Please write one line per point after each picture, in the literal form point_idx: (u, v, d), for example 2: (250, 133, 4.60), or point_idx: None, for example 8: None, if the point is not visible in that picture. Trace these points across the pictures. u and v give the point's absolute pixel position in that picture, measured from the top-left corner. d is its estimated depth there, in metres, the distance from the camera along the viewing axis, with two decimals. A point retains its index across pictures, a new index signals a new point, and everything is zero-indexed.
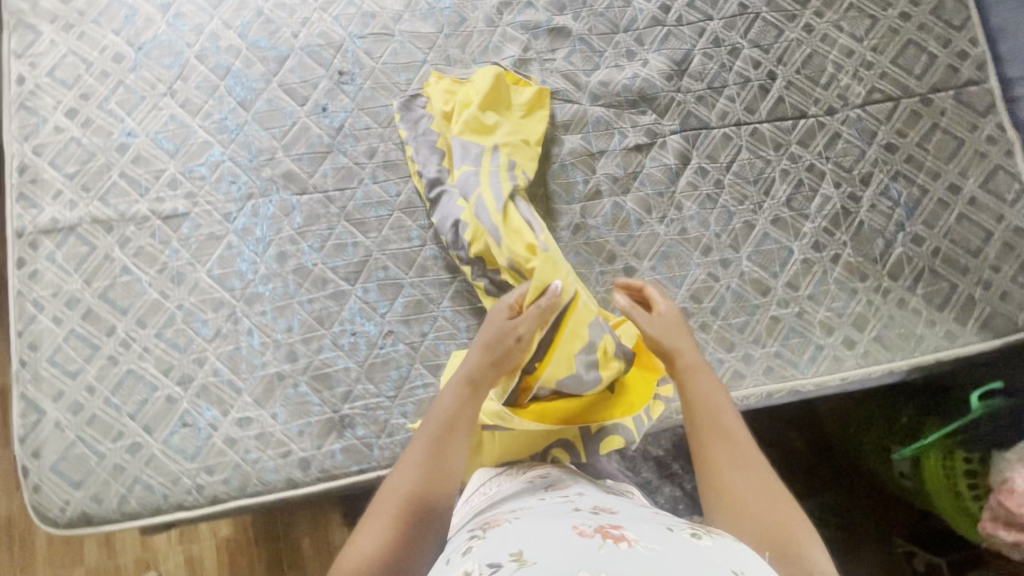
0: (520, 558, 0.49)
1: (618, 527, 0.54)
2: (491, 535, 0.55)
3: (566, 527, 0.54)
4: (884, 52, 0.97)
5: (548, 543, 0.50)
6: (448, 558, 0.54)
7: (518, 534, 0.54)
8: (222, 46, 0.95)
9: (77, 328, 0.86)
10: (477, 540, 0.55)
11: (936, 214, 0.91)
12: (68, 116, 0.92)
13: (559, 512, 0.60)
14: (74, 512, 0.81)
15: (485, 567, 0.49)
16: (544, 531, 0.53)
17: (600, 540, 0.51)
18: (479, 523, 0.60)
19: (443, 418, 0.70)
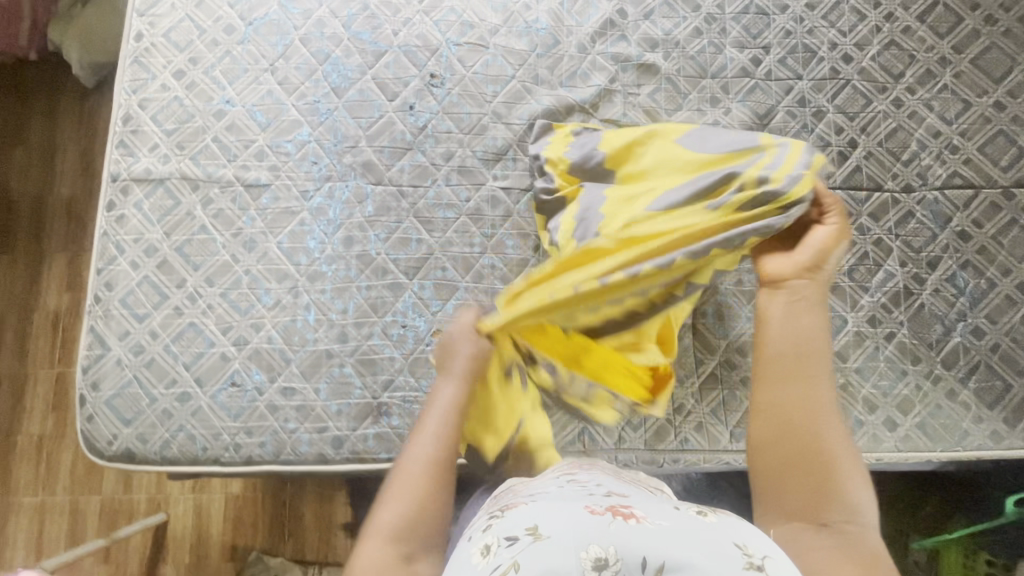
0: (535, 533, 0.52)
1: (627, 505, 0.57)
2: (510, 512, 0.58)
3: (577, 504, 0.56)
4: (972, 139, 0.96)
5: (560, 517, 0.54)
6: (469, 536, 0.58)
7: (533, 509, 0.57)
8: (326, 33, 1.00)
9: (150, 275, 0.91)
10: (498, 516, 0.59)
11: (1000, 309, 0.90)
12: (175, 76, 0.98)
13: (575, 492, 0.62)
14: (121, 447, 0.86)
15: (502, 542, 0.53)
16: (556, 508, 0.56)
17: (608, 516, 0.54)
18: (499, 506, 0.63)
19: (429, 449, 0.67)
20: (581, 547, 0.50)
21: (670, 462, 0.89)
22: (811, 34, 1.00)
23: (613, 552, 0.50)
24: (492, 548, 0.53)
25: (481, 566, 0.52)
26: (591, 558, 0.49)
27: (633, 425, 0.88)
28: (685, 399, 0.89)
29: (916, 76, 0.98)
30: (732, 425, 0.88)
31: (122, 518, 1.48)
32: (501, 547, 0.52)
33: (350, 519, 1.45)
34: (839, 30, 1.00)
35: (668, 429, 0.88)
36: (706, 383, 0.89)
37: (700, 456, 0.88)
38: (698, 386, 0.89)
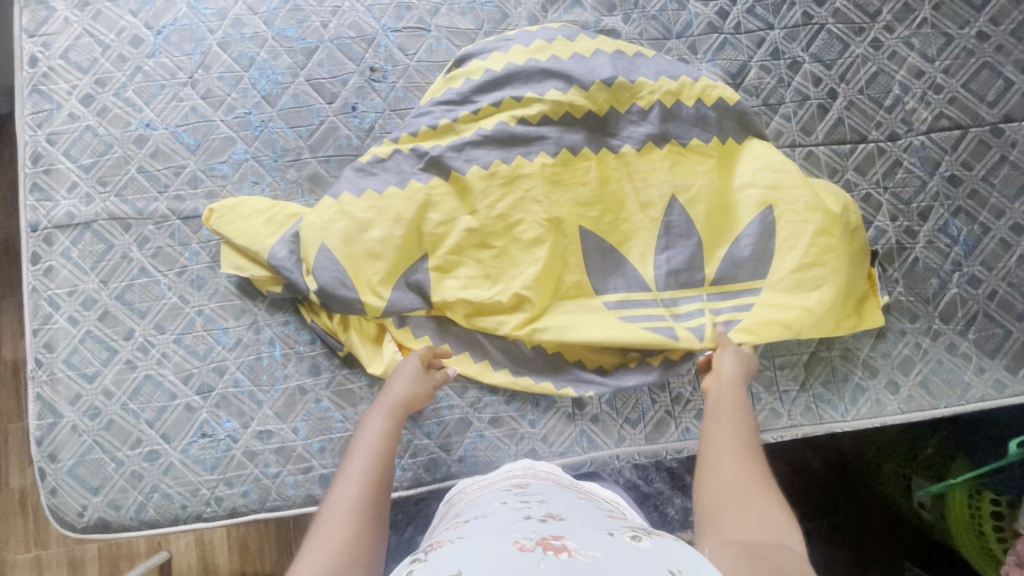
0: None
1: (559, 535, 0.49)
2: (433, 556, 0.48)
3: (504, 540, 0.48)
4: (956, 75, 0.90)
5: (485, 561, 0.44)
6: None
7: (462, 549, 0.47)
8: (246, 34, 0.89)
9: (94, 330, 0.83)
10: (421, 560, 0.49)
11: (996, 254, 0.86)
12: (83, 103, 0.87)
13: (506, 520, 0.53)
14: (92, 517, 0.80)
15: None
16: (481, 550, 0.46)
17: (537, 553, 0.45)
18: (428, 543, 0.53)
19: (355, 492, 0.59)
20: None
21: (674, 453, 0.85)
22: None
23: None
24: None
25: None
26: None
27: (632, 421, 0.84)
28: (682, 387, 0.85)
29: (893, 12, 0.91)
30: None
31: (123, 563, 1.43)
32: None
33: None
34: None
35: (668, 421, 0.84)
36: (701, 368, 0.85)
37: None
38: (693, 373, 0.85)
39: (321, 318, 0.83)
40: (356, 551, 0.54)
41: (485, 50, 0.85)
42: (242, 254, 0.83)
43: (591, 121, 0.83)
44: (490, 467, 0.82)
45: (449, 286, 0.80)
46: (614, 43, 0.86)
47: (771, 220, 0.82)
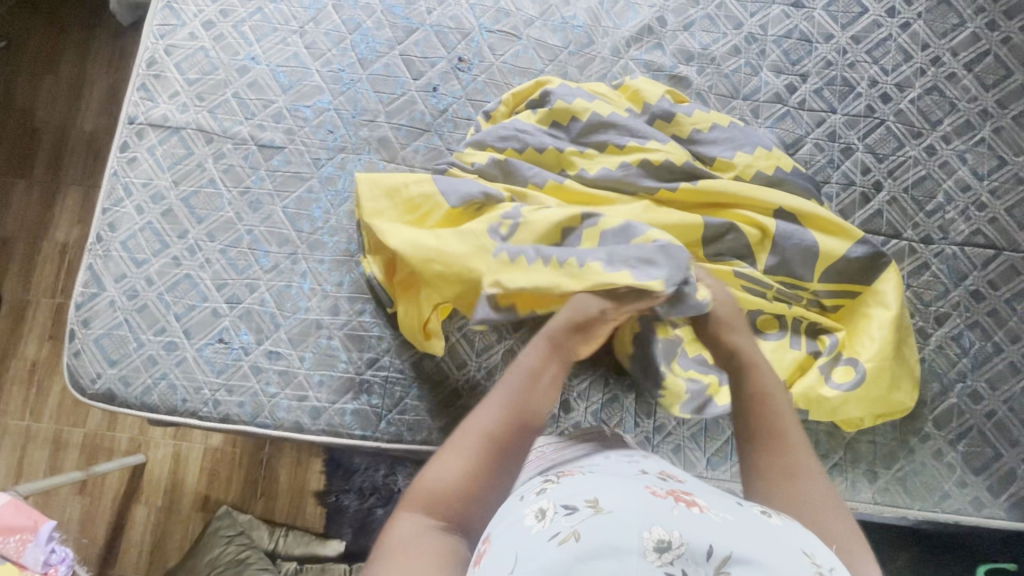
0: (595, 505, 0.47)
1: (688, 492, 0.51)
2: (567, 479, 0.53)
3: (636, 483, 0.51)
4: (1001, 198, 0.93)
5: (621, 495, 0.48)
6: (521, 497, 0.54)
7: (593, 479, 0.52)
8: (359, 3, 0.99)
9: (154, 222, 0.91)
10: (553, 482, 0.54)
11: (1001, 376, 0.88)
12: (204, 27, 0.98)
13: (627, 470, 0.57)
14: (102, 387, 0.87)
15: (558, 510, 0.48)
16: (614, 482, 0.51)
17: (670, 501, 0.48)
18: (551, 470, 0.59)
19: (493, 420, 0.62)
20: (643, 526, 0.45)
21: None
22: (852, 68, 0.98)
23: (676, 537, 0.44)
24: (548, 513, 0.48)
25: (536, 531, 0.47)
26: (653, 539, 0.44)
27: None
28: (666, 419, 0.87)
29: (953, 125, 0.95)
30: (710, 453, 0.86)
31: (101, 455, 1.48)
32: (558, 514, 0.47)
33: (323, 487, 1.44)
34: (881, 68, 0.97)
35: (645, 447, 0.86)
36: None
37: None
38: (681, 409, 0.88)
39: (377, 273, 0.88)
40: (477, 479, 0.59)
41: (589, 97, 0.90)
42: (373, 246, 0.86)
43: (690, 170, 0.86)
44: None
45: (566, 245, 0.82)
46: (709, 115, 0.90)
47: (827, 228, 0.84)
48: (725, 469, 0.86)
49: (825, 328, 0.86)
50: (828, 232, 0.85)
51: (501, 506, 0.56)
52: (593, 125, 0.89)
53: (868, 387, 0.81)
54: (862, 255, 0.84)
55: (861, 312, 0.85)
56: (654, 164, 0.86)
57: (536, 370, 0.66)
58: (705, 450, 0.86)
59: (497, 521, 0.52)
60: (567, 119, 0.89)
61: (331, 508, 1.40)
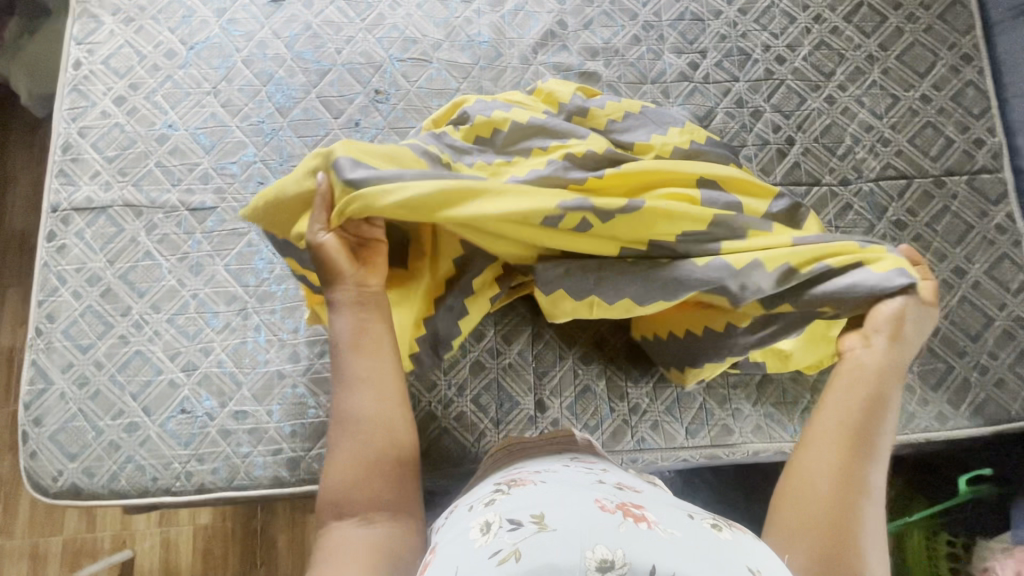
0: (541, 523, 0.49)
1: (639, 505, 0.53)
2: (517, 491, 0.55)
3: (586, 497, 0.53)
4: (902, 131, 0.99)
5: (568, 511, 0.50)
6: (470, 507, 0.56)
7: (544, 494, 0.54)
8: (268, 54, 1.00)
9: (94, 304, 0.89)
10: (505, 493, 0.56)
11: (938, 294, 0.92)
12: (115, 103, 0.97)
13: (584, 479, 0.58)
14: (66, 483, 0.83)
15: (503, 524, 0.50)
16: (563, 497, 0.53)
17: (618, 518, 0.50)
18: (506, 479, 0.61)
19: (354, 409, 0.68)
20: (586, 544, 0.47)
21: (629, 463, 0.88)
22: (745, 38, 1.04)
23: (618, 556, 0.46)
24: (493, 527, 0.50)
25: (479, 545, 0.49)
26: (596, 559, 0.46)
27: (590, 428, 0.88)
28: (640, 398, 0.89)
29: (846, 73, 1.02)
30: (687, 422, 0.88)
31: (84, 559, 1.40)
32: (503, 529, 0.50)
33: None
34: (771, 33, 1.04)
35: (625, 430, 0.88)
36: (658, 382, 0.90)
37: (658, 454, 0.87)
38: (652, 386, 0.90)
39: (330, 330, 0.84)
40: (369, 469, 0.65)
41: (505, 107, 0.93)
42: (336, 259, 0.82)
43: (613, 158, 0.90)
44: (451, 461, 0.86)
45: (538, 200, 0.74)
46: (621, 103, 0.94)
47: (751, 189, 0.89)
48: (705, 434, 0.88)
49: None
50: (752, 194, 0.89)
51: (453, 513, 0.59)
52: (516, 133, 0.91)
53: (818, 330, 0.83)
54: (784, 208, 0.88)
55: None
56: (579, 157, 0.89)
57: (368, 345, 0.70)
58: (681, 419, 0.88)
59: (444, 531, 0.55)
60: (489, 132, 0.92)
61: None
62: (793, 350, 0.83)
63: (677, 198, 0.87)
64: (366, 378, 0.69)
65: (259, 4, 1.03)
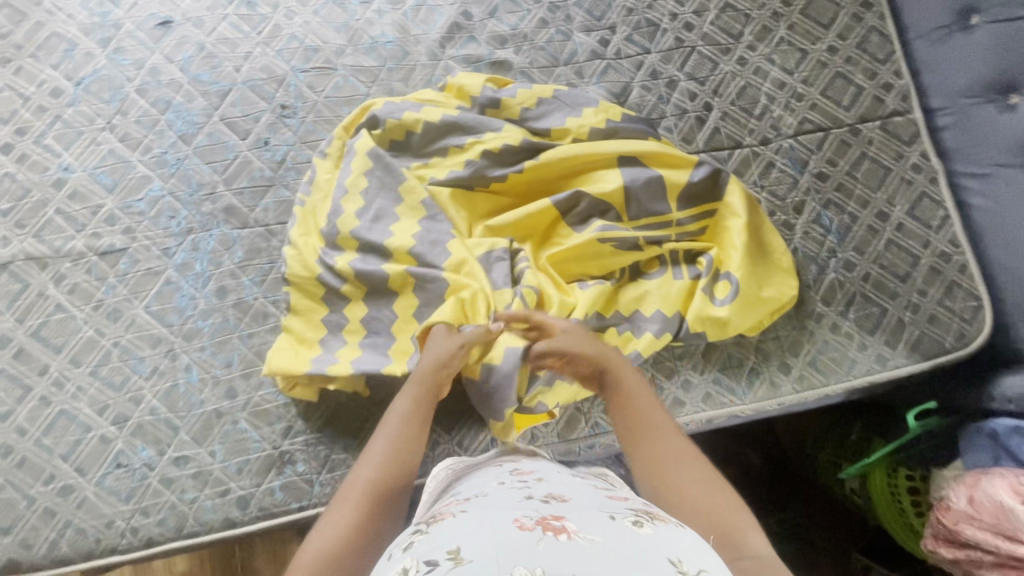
0: (456, 557, 0.41)
1: (561, 517, 0.46)
2: (435, 528, 0.46)
3: (504, 517, 0.45)
4: (814, 84, 1.00)
5: (485, 535, 0.42)
6: (382, 558, 0.45)
7: (461, 522, 0.46)
8: (163, 80, 0.95)
9: (8, 368, 0.84)
10: (422, 532, 0.46)
11: (866, 241, 0.94)
12: (3, 152, 0.92)
13: (509, 499, 0.52)
14: (1, 559, 0.79)
15: (418, 567, 0.41)
16: (480, 521, 0.45)
17: (537, 533, 0.43)
18: (427, 517, 0.51)
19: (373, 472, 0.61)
20: (505, 567, 0.39)
21: (586, 449, 0.88)
22: (651, 9, 1.03)
23: (540, 574, 0.39)
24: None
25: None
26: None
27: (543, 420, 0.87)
28: None
29: (754, 33, 1.02)
30: None
31: None
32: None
33: None
34: (676, 1, 1.04)
35: (578, 417, 0.87)
36: None
37: (614, 437, 0.87)
38: None
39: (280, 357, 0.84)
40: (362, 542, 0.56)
41: (414, 106, 0.91)
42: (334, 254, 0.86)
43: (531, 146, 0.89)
44: None
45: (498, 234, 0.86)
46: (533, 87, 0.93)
47: (671, 160, 0.89)
48: None
49: (700, 249, 0.89)
50: (671, 166, 0.89)
51: None
52: (429, 133, 0.89)
53: (746, 292, 0.87)
54: (705, 175, 0.89)
55: (722, 226, 0.90)
56: (495, 152, 0.87)
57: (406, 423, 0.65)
58: None
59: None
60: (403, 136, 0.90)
61: None
62: (731, 316, 0.86)
63: (598, 181, 0.87)
64: (405, 452, 0.63)
65: (146, 29, 0.97)
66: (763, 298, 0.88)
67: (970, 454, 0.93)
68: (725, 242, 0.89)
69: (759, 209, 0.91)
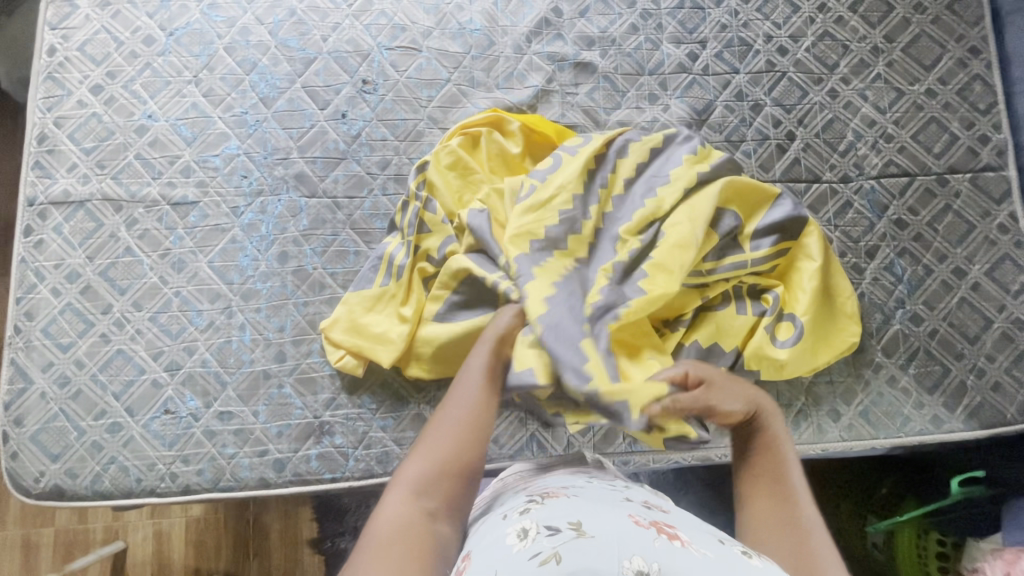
0: (578, 529, 0.51)
1: (672, 524, 0.55)
2: (552, 501, 0.57)
3: (621, 511, 0.55)
4: (906, 127, 0.96)
5: (606, 522, 0.52)
6: (504, 515, 0.57)
7: (580, 505, 0.55)
8: (251, 41, 0.96)
9: (74, 302, 0.87)
10: (538, 502, 0.58)
11: (938, 296, 0.91)
12: (92, 92, 0.94)
13: (612, 496, 0.60)
14: (48, 484, 0.82)
15: (541, 529, 0.52)
16: (599, 511, 0.54)
17: (653, 533, 0.52)
18: (537, 491, 0.62)
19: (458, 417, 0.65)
20: (624, 555, 0.48)
21: (619, 464, 0.87)
22: (746, 28, 1.00)
23: (654, 569, 0.48)
24: (531, 533, 0.51)
25: (517, 549, 0.50)
26: (633, 569, 0.47)
27: (581, 429, 0.87)
28: None
29: (850, 66, 0.99)
30: None
31: None
32: (541, 533, 0.51)
33: (317, 535, 1.27)
34: (773, 23, 1.00)
35: (616, 432, 0.87)
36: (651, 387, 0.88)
37: (648, 457, 0.87)
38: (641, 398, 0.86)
39: (331, 326, 0.86)
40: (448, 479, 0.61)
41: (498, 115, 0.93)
42: (417, 246, 0.87)
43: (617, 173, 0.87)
44: None
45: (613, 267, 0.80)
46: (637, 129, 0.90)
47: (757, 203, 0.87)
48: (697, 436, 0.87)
49: (766, 287, 0.87)
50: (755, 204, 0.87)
51: (485, 522, 0.59)
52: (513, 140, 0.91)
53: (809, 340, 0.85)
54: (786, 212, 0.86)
55: (793, 267, 0.88)
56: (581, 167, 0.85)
57: (484, 390, 0.68)
58: None
59: (475, 539, 0.56)
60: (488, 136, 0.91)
61: (328, 555, 1.24)
62: (789, 360, 0.84)
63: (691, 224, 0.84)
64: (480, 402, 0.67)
65: None
66: (820, 346, 0.87)
67: (1011, 531, 0.91)
68: (792, 284, 0.87)
69: (832, 250, 0.89)
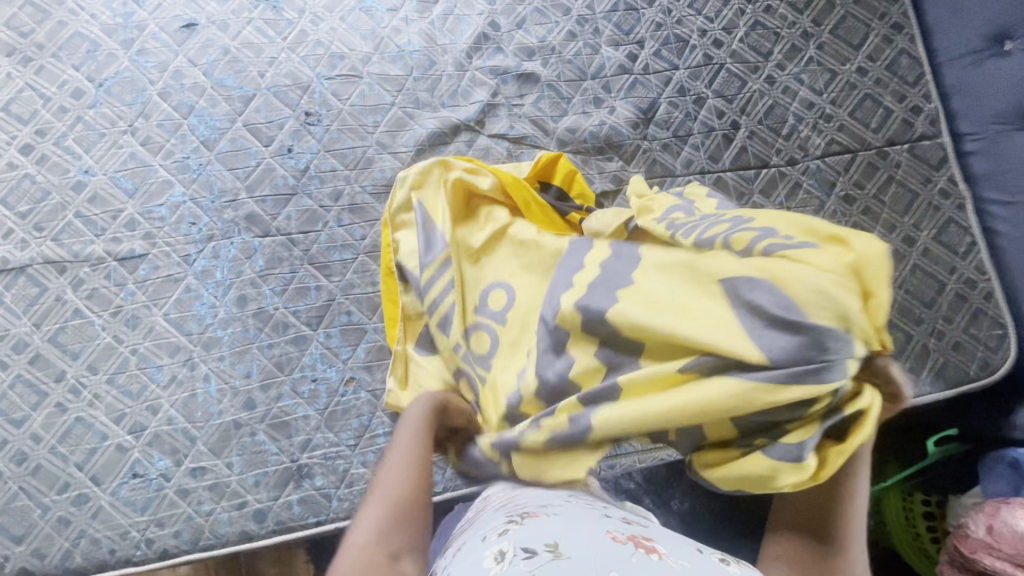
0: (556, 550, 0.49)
1: (650, 537, 0.54)
2: (529, 520, 0.55)
3: (597, 527, 0.53)
4: (843, 105, 0.99)
5: (582, 541, 0.50)
6: (483, 538, 0.55)
7: (559, 523, 0.54)
8: (186, 84, 0.94)
9: (24, 374, 0.83)
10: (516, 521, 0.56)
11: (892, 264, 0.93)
12: (22, 152, 0.90)
13: (588, 508, 0.59)
14: (14, 568, 0.78)
15: (518, 552, 0.50)
16: (577, 529, 0.53)
17: (631, 548, 0.50)
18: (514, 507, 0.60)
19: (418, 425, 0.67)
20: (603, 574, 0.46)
21: (607, 468, 0.88)
22: (680, 24, 1.02)
23: None
24: (508, 556, 0.49)
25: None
26: None
27: None
28: None
29: (783, 52, 1.02)
30: None
31: None
32: (518, 556, 0.49)
33: None
34: (706, 17, 1.03)
35: None
36: None
37: (635, 457, 0.88)
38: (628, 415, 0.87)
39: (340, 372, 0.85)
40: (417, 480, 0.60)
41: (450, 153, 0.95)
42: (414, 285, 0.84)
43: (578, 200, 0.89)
44: None
45: (729, 279, 0.53)
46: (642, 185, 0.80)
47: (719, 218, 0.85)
48: None
49: None
50: None
51: (461, 546, 0.56)
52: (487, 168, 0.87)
53: None
54: None
55: None
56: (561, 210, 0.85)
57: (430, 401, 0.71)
58: None
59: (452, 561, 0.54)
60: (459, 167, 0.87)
61: None
62: None
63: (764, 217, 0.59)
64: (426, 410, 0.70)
65: (170, 31, 0.96)
66: None
67: (989, 482, 0.94)
68: None
69: None
